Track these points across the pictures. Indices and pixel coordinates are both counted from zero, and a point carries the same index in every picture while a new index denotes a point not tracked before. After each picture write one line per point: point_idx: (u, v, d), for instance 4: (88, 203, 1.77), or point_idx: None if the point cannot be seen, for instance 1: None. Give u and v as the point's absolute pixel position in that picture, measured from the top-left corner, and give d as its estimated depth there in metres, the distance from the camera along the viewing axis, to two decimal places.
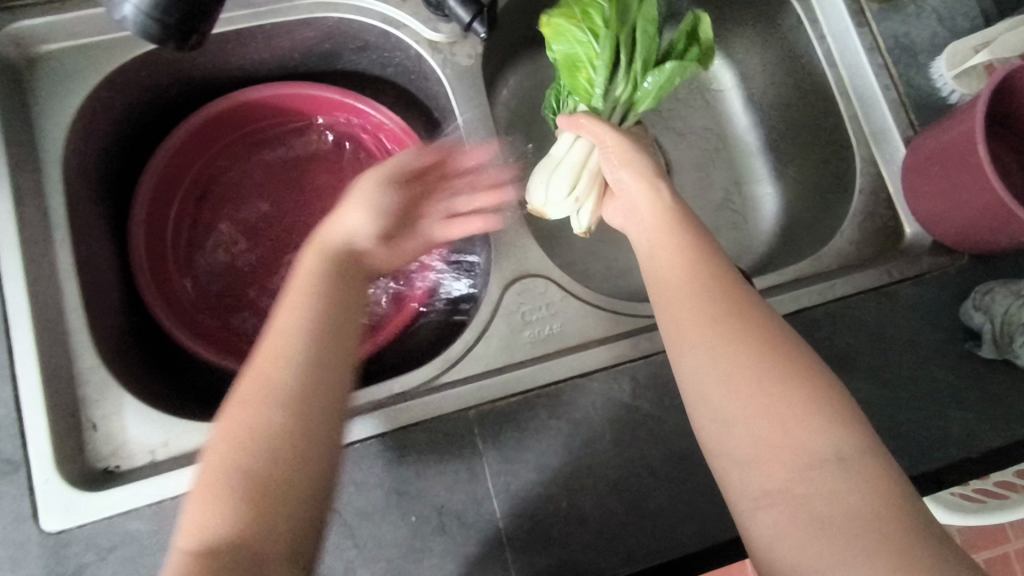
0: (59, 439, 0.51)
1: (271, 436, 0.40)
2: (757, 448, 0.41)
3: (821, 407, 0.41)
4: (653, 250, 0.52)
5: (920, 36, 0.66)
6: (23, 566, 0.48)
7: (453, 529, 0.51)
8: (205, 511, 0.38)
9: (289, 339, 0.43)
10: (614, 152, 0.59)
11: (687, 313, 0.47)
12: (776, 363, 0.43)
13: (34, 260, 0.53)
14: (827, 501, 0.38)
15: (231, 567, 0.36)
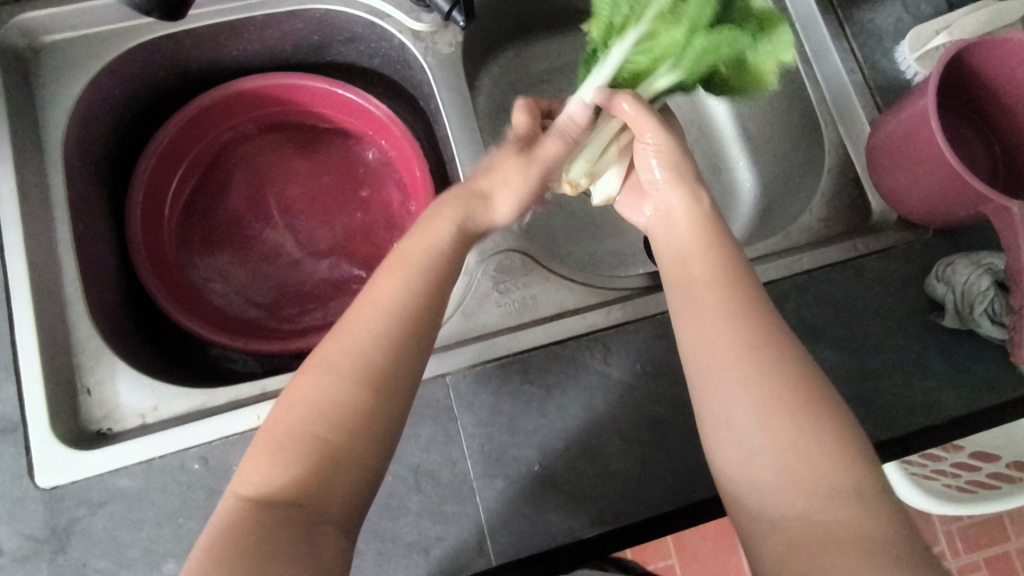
0: (55, 401, 0.53)
1: (344, 400, 0.43)
2: (764, 453, 0.43)
3: (820, 418, 0.44)
4: (683, 246, 0.54)
5: (885, 22, 0.69)
6: (19, 519, 0.50)
7: (429, 489, 0.54)
8: (267, 464, 0.42)
9: (375, 314, 0.47)
10: (654, 149, 0.57)
11: (703, 310, 0.49)
12: (782, 364, 0.46)
13: (34, 234, 0.56)
14: (819, 505, 0.41)
15: (286, 521, 0.40)
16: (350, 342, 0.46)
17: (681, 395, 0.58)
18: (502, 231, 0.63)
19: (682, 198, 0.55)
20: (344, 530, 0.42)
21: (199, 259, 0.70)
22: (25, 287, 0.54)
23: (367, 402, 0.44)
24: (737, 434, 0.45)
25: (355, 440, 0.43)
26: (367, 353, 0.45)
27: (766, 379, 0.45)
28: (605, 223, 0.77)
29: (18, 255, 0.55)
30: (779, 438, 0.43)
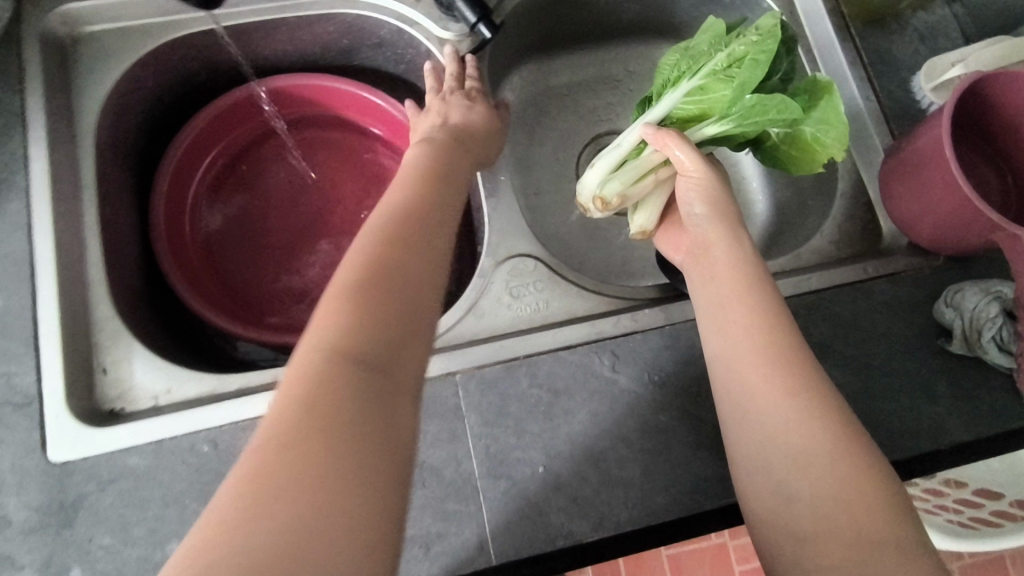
0: (72, 377, 0.54)
1: (347, 361, 0.37)
2: (803, 481, 0.44)
3: (856, 447, 0.44)
4: (716, 284, 0.54)
5: (902, 52, 0.71)
6: (29, 491, 0.51)
7: (433, 485, 0.54)
8: (263, 462, 0.33)
9: (347, 282, 0.41)
10: (697, 185, 0.59)
11: (737, 340, 0.50)
12: (815, 396, 0.46)
13: (63, 214, 0.58)
14: (862, 532, 0.41)
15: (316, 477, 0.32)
16: (328, 316, 0.39)
17: (686, 406, 0.58)
18: (517, 236, 0.64)
19: (724, 236, 0.56)
20: (367, 500, 0.33)
21: (216, 248, 0.71)
22: (50, 265, 0.56)
23: (362, 376, 0.37)
24: (776, 476, 0.45)
25: (364, 418, 0.36)
26: (347, 324, 0.39)
27: (803, 416, 0.46)
28: (618, 235, 0.78)
29: (45, 234, 0.56)
30: (821, 476, 0.43)
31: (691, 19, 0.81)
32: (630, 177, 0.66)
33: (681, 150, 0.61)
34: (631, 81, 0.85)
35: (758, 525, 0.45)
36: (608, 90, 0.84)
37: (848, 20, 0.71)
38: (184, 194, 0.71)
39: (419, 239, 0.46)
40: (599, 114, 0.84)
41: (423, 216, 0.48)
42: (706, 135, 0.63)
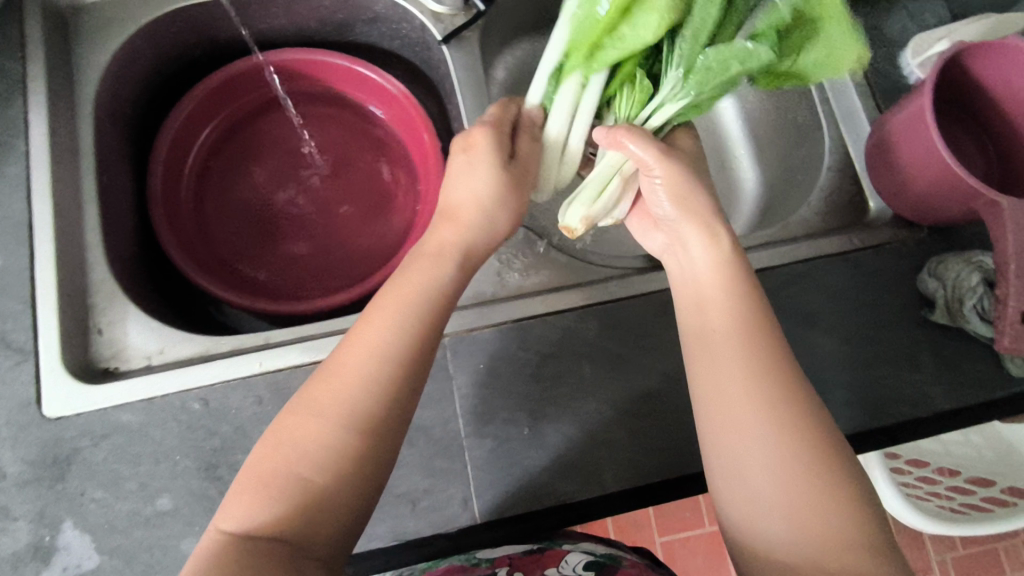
0: (67, 334, 0.55)
1: (360, 409, 0.46)
2: (760, 465, 0.46)
3: (821, 444, 0.46)
4: (696, 270, 0.55)
5: (890, 29, 0.72)
6: (23, 444, 0.52)
7: (421, 444, 0.55)
8: (249, 502, 0.44)
9: (358, 356, 0.48)
10: (666, 185, 0.56)
11: (714, 335, 0.51)
12: (790, 384, 0.48)
13: (61, 178, 0.59)
14: (814, 526, 0.43)
15: (313, 504, 0.44)
16: (334, 384, 0.47)
17: (672, 369, 0.59)
18: None
19: (691, 225, 0.55)
20: (349, 516, 0.45)
21: (211, 220, 0.72)
22: (47, 227, 0.57)
23: (357, 446, 0.45)
24: (742, 454, 0.47)
25: (344, 496, 0.44)
26: (356, 400, 0.46)
27: (774, 402, 0.47)
28: None
29: (43, 196, 0.57)
30: (785, 457, 0.45)
31: None
32: (589, 196, 0.63)
33: (637, 146, 0.56)
34: None
35: (719, 496, 0.48)
36: None
37: None
38: (181, 166, 0.73)
39: (450, 288, 0.53)
40: None
41: (462, 285, 0.54)
42: (666, 106, 0.58)
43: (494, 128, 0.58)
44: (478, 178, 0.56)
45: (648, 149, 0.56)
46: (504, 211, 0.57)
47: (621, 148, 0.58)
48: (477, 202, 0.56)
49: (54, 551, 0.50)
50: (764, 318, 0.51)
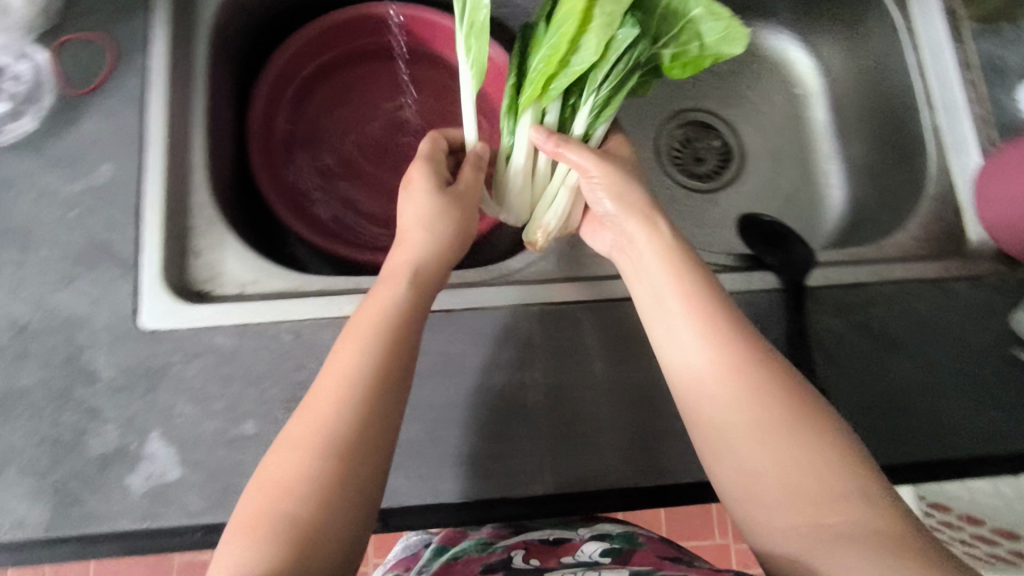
0: (169, 253, 0.56)
1: (341, 436, 0.45)
2: (768, 474, 0.45)
3: (816, 433, 0.45)
4: (669, 316, 0.52)
5: (1015, 61, 0.70)
6: (119, 350, 0.53)
7: (499, 406, 0.56)
8: (244, 547, 0.41)
9: (339, 380, 0.48)
10: (601, 180, 0.58)
11: (681, 342, 0.51)
12: (796, 434, 0.45)
13: (175, 98, 0.59)
14: (833, 515, 0.42)
15: (309, 537, 0.42)
16: (315, 413, 0.47)
17: None
18: None
19: (654, 251, 0.55)
20: (354, 523, 0.44)
21: (297, 159, 0.73)
22: (160, 145, 0.57)
23: (338, 456, 0.45)
24: (747, 468, 0.46)
25: (338, 507, 0.43)
26: (338, 424, 0.46)
27: (765, 405, 0.47)
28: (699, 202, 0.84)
29: (160, 115, 0.57)
30: (809, 519, 0.43)
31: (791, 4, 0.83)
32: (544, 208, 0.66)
33: (576, 154, 0.60)
34: (717, 63, 0.88)
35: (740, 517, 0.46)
36: None
37: (963, 21, 0.71)
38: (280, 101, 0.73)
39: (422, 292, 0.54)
40: (683, 87, 0.88)
41: (426, 301, 0.54)
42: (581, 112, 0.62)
43: (427, 161, 0.61)
44: (421, 211, 0.58)
45: (582, 152, 0.60)
46: (438, 232, 0.58)
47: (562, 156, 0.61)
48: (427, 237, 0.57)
49: (139, 460, 0.51)
50: (754, 363, 0.48)
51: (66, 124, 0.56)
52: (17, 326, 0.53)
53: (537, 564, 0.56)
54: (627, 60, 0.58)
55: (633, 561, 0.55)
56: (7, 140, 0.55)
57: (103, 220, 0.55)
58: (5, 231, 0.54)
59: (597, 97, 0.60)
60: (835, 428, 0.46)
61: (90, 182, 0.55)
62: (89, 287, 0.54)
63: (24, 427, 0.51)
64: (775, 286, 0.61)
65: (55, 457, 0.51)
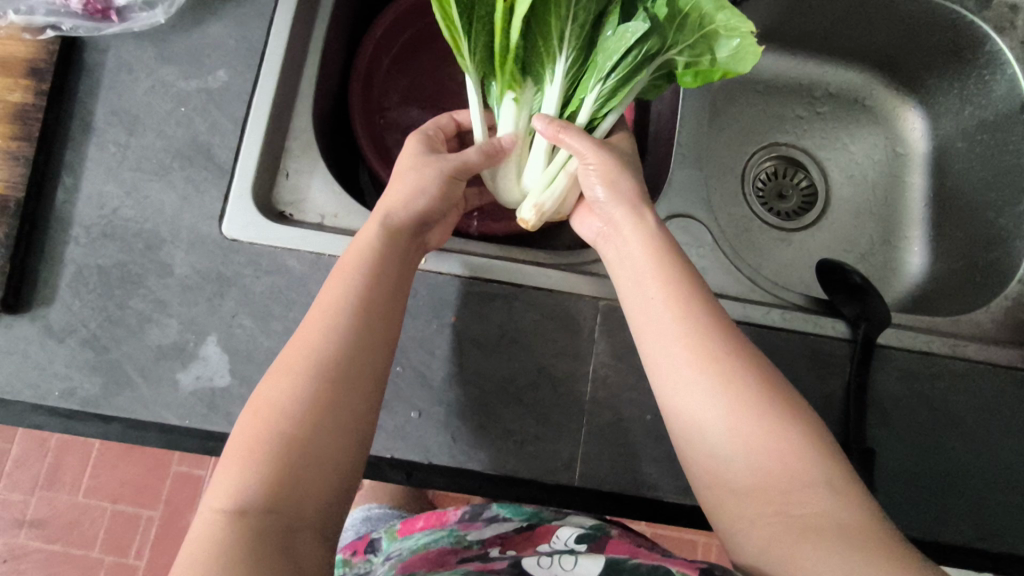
0: (262, 169, 0.56)
1: (319, 352, 0.45)
2: (754, 481, 0.44)
3: (796, 432, 0.45)
4: (653, 308, 0.51)
5: None
6: (197, 251, 0.54)
7: (546, 390, 0.56)
8: (239, 469, 0.40)
9: (326, 306, 0.48)
10: (597, 169, 0.57)
11: (667, 337, 0.49)
12: (765, 418, 0.45)
13: (300, 22, 0.59)
14: (819, 518, 0.41)
15: (294, 435, 0.42)
16: (300, 345, 0.46)
17: None
18: (683, 198, 0.64)
19: (638, 237, 0.54)
20: (335, 436, 0.43)
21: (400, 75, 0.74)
22: (276, 63, 0.57)
23: (326, 368, 0.45)
24: (735, 475, 0.45)
25: (325, 417, 0.43)
26: (323, 349, 0.46)
27: (746, 405, 0.45)
28: (774, 238, 0.83)
29: (282, 34, 0.58)
30: (783, 505, 0.42)
31: (915, 62, 0.81)
32: (540, 187, 0.62)
33: (577, 140, 0.58)
34: (825, 104, 0.87)
35: (730, 529, 0.45)
36: (801, 103, 0.87)
37: None
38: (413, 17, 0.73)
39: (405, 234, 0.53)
40: (784, 121, 0.86)
41: (406, 246, 0.54)
42: (586, 99, 0.60)
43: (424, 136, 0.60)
44: (414, 180, 0.55)
45: (581, 137, 0.58)
46: (430, 188, 0.55)
47: (562, 140, 0.58)
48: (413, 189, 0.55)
49: (194, 359, 0.52)
50: (729, 351, 0.48)
51: (194, 24, 0.57)
52: (107, 205, 0.54)
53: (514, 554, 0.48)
54: (636, 54, 0.57)
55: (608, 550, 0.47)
56: (134, 26, 0.56)
57: (209, 122, 0.56)
58: (116, 113, 0.55)
59: (602, 86, 0.59)
60: (802, 421, 0.45)
61: (205, 84, 0.57)
62: (182, 183, 0.55)
63: (93, 303, 0.52)
64: (843, 337, 0.60)
65: (117, 338, 0.52)
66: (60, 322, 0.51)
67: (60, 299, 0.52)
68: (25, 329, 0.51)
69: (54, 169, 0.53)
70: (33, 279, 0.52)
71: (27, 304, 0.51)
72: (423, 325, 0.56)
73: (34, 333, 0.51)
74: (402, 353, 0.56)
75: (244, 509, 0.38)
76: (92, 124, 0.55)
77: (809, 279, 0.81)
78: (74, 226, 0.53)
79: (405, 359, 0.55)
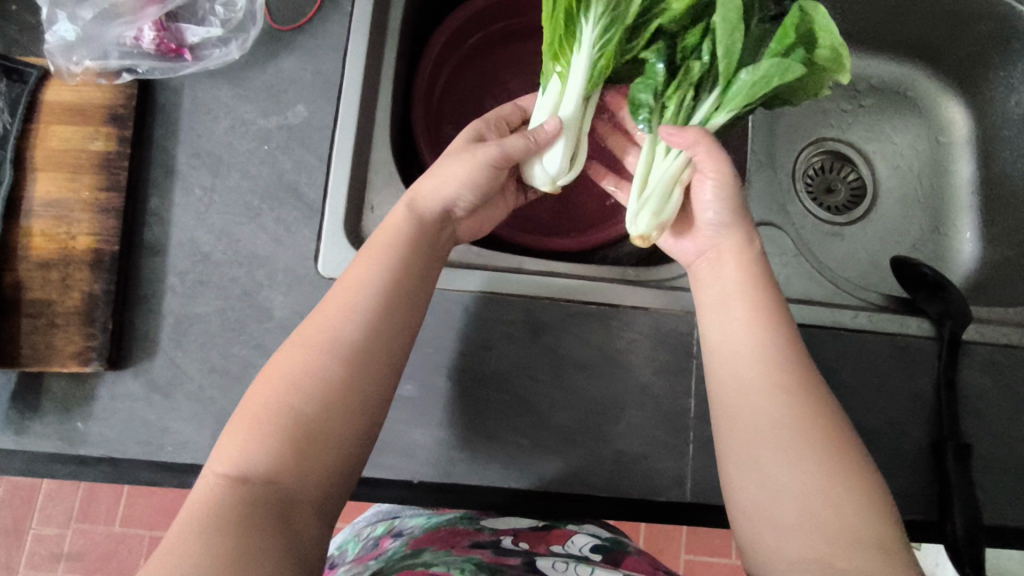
0: (350, 203, 0.55)
1: (337, 349, 0.45)
2: (799, 517, 0.44)
3: (853, 483, 0.44)
4: (727, 332, 0.51)
5: None
6: (295, 293, 0.53)
7: (651, 410, 0.56)
8: (257, 433, 0.42)
9: (345, 296, 0.48)
10: (727, 179, 0.52)
11: (739, 364, 0.50)
12: (826, 461, 0.45)
13: (373, 49, 0.58)
14: (862, 571, 0.41)
15: (299, 429, 0.42)
16: (326, 322, 0.47)
17: (899, 415, 0.59)
18: (760, 205, 0.65)
19: (734, 257, 0.53)
20: (337, 436, 0.44)
21: (467, 87, 0.73)
22: (356, 94, 0.56)
23: (338, 362, 0.45)
24: (780, 505, 0.45)
25: (331, 416, 0.44)
26: (351, 337, 0.46)
27: (810, 445, 0.46)
28: (829, 233, 0.84)
29: (358, 64, 0.57)
30: (822, 553, 0.42)
31: (958, 49, 0.82)
32: (655, 201, 0.54)
33: (709, 150, 0.51)
34: (867, 97, 0.88)
35: (755, 551, 0.45)
36: (843, 97, 0.88)
37: None
38: (481, 28, 0.72)
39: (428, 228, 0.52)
40: (828, 116, 0.87)
41: (427, 238, 0.52)
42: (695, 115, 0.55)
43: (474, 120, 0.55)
44: (453, 172, 0.52)
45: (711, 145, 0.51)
46: (466, 180, 0.52)
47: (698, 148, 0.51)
48: (444, 182, 0.52)
49: None
50: (794, 384, 0.48)
51: (268, 59, 0.56)
52: (199, 251, 0.52)
53: (525, 547, 0.54)
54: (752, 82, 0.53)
55: (624, 564, 0.52)
56: (210, 64, 0.54)
57: (294, 159, 0.55)
58: (199, 155, 0.54)
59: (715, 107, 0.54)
60: (858, 469, 0.45)
61: (285, 120, 0.55)
62: (274, 224, 0.54)
63: (195, 353, 0.51)
64: (926, 335, 0.61)
65: (224, 387, 0.51)
66: (164, 374, 0.50)
67: (162, 352, 0.51)
68: (129, 385, 0.50)
69: (142, 218, 0.52)
70: (133, 333, 0.51)
71: (129, 359, 0.50)
72: (521, 352, 0.55)
73: (139, 388, 0.50)
74: (508, 382, 0.55)
75: (244, 479, 0.40)
76: (176, 168, 0.53)
77: (866, 272, 0.82)
78: (169, 275, 0.52)
79: (510, 388, 0.55)
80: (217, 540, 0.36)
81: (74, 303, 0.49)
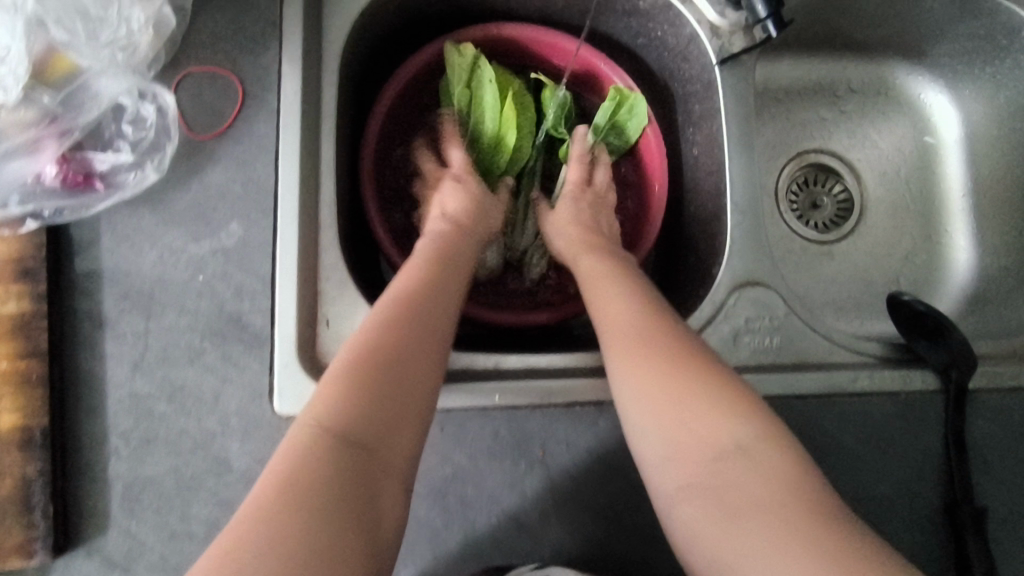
0: (300, 327, 0.49)
1: (424, 328, 0.46)
2: (670, 453, 0.44)
3: (726, 413, 0.44)
4: (597, 306, 0.52)
5: None
6: (252, 439, 0.48)
7: (648, 510, 0.52)
8: (328, 393, 0.41)
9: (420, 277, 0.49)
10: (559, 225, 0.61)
11: (608, 328, 0.50)
12: (705, 395, 0.44)
13: (306, 147, 0.52)
14: (738, 491, 0.41)
15: (388, 393, 0.42)
16: (401, 294, 0.48)
17: (908, 475, 0.56)
18: (749, 260, 0.59)
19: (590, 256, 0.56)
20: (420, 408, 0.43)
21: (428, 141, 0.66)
22: (293, 202, 0.50)
23: (426, 338, 0.46)
24: (660, 454, 0.44)
25: (417, 385, 0.44)
26: (426, 305, 0.47)
27: (687, 386, 0.45)
28: (817, 254, 0.79)
29: (292, 167, 0.50)
30: (698, 482, 0.42)
31: (947, 45, 0.76)
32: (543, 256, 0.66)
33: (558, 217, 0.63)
34: (847, 101, 0.82)
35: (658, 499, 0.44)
36: (823, 104, 0.82)
37: None
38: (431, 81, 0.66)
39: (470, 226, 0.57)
40: (809, 126, 0.82)
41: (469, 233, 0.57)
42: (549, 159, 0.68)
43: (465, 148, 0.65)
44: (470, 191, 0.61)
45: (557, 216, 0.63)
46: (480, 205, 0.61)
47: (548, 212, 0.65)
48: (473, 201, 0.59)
49: None
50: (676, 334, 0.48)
51: (192, 176, 0.50)
52: (141, 406, 0.48)
53: None
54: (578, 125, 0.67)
55: None
56: (126, 193, 0.49)
57: (234, 287, 0.49)
58: (127, 297, 0.48)
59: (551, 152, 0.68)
60: (745, 407, 0.44)
61: (218, 243, 0.50)
62: (220, 364, 0.48)
63: (150, 519, 0.46)
64: (932, 388, 0.58)
65: (186, 556, 0.46)
66: (120, 549, 0.46)
67: (115, 525, 0.46)
68: (83, 566, 0.46)
69: (74, 378, 0.47)
70: (80, 508, 0.46)
71: (79, 538, 0.46)
72: (506, 467, 0.52)
73: (95, 567, 0.46)
74: (495, 501, 0.51)
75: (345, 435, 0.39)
76: (103, 315, 0.48)
77: (857, 294, 0.78)
78: (111, 437, 0.47)
79: (498, 508, 0.51)
80: (326, 508, 0.36)
81: (8, 489, 0.45)
